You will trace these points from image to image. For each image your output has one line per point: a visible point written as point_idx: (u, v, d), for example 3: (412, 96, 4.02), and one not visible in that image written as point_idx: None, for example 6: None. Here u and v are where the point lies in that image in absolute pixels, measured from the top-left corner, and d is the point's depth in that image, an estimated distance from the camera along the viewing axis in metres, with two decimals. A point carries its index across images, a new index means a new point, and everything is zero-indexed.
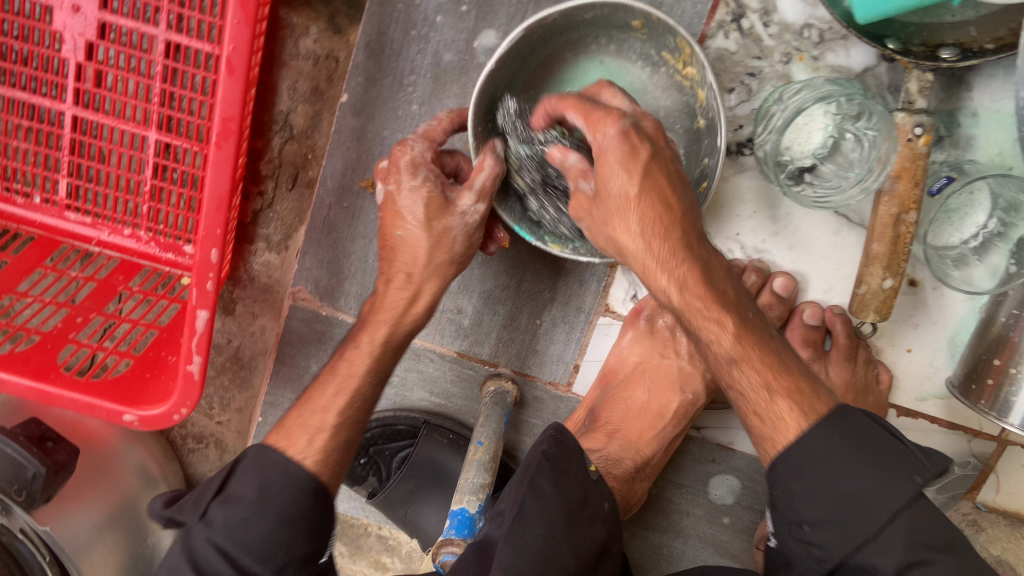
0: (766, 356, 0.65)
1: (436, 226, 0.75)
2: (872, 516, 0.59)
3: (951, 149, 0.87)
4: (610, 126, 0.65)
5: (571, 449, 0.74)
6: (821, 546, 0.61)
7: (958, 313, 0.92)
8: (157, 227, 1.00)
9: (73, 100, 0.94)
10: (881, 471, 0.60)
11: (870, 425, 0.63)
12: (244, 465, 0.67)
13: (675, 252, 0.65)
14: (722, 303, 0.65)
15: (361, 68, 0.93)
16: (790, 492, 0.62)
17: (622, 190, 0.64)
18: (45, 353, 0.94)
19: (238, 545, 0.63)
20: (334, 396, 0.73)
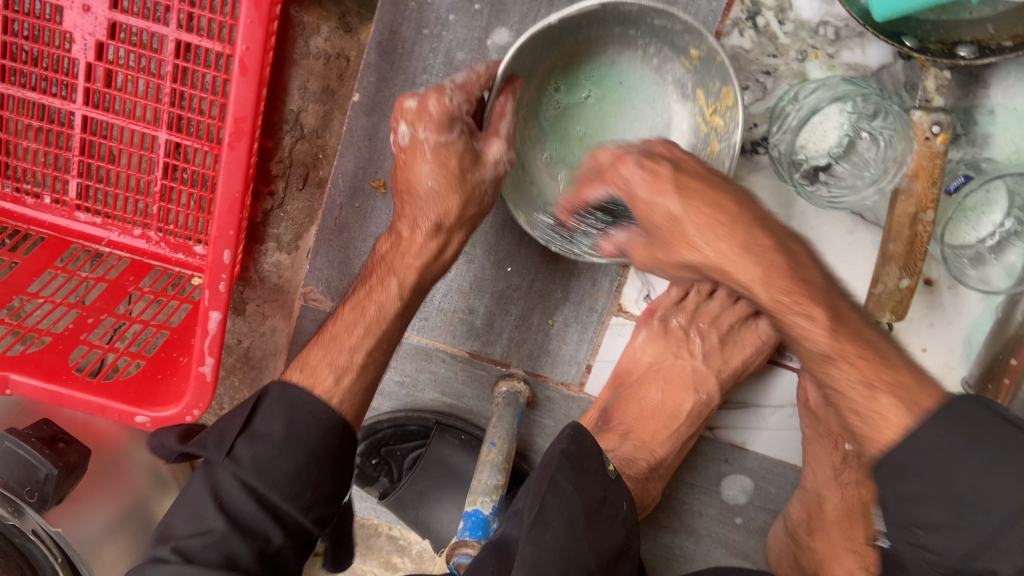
0: (862, 351, 0.66)
1: (469, 179, 0.77)
2: (988, 515, 0.58)
3: (967, 147, 0.86)
4: (627, 163, 0.70)
5: (589, 447, 0.73)
6: (935, 549, 0.61)
7: (973, 313, 0.92)
8: (168, 227, 1.00)
9: (83, 100, 0.94)
10: (978, 461, 0.59)
11: (987, 417, 0.62)
12: (267, 405, 0.73)
13: (740, 254, 0.69)
14: (809, 295, 0.68)
15: (373, 67, 0.92)
16: (898, 495, 0.63)
17: (666, 214, 0.70)
18: (57, 353, 0.93)
19: (265, 482, 0.70)
20: (361, 336, 0.79)
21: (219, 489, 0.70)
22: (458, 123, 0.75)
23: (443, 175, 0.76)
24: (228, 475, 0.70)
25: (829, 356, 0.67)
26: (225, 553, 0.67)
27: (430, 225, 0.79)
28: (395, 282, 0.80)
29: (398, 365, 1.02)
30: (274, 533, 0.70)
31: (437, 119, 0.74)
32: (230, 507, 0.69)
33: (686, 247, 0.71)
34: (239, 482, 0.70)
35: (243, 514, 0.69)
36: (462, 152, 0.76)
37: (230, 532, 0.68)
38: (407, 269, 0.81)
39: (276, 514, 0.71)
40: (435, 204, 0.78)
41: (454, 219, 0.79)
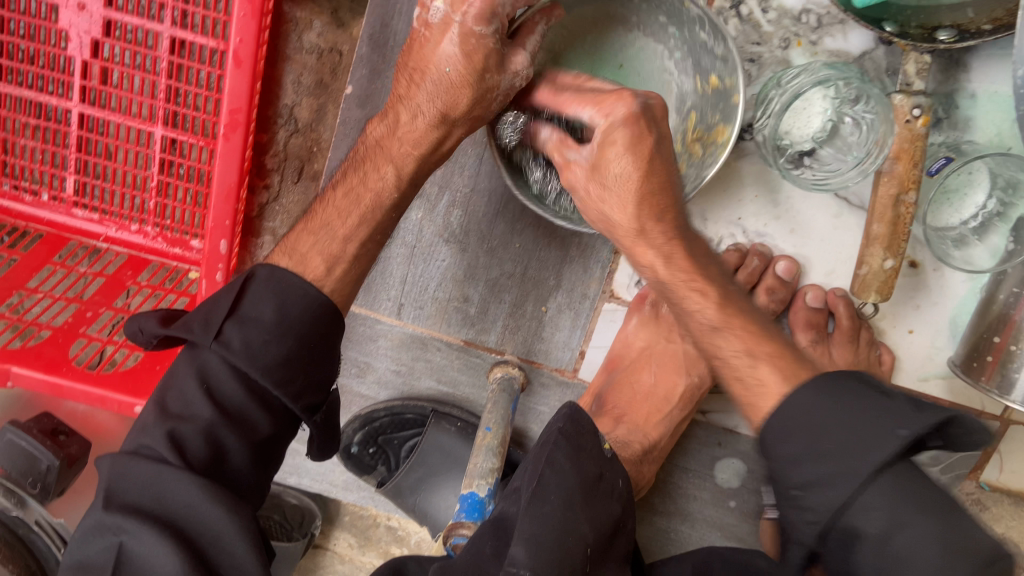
0: (749, 325, 0.69)
1: (487, 80, 0.69)
2: (852, 470, 0.58)
3: (948, 131, 0.88)
4: (620, 105, 0.64)
5: (585, 426, 0.74)
6: (811, 508, 0.60)
7: (958, 294, 0.93)
8: (164, 222, 1.02)
9: (79, 97, 0.95)
10: (868, 426, 0.59)
11: (853, 386, 0.62)
12: (257, 287, 0.70)
13: (658, 237, 0.70)
14: (705, 276, 0.71)
15: (365, 60, 0.94)
16: (780, 457, 0.63)
17: (620, 170, 0.66)
18: (57, 347, 0.95)
19: (257, 367, 0.67)
20: (355, 225, 0.76)
21: (206, 373, 0.67)
22: (497, 19, 0.66)
23: (467, 67, 0.67)
24: (216, 358, 0.67)
25: (718, 329, 0.69)
26: (211, 439, 0.65)
27: (435, 114, 0.72)
28: (392, 171, 0.77)
29: (394, 354, 1.03)
30: (261, 421, 0.68)
31: (477, 7, 0.65)
32: (218, 392, 0.66)
33: (596, 195, 0.69)
34: (228, 366, 0.67)
35: (229, 403, 0.66)
36: (492, 51, 0.67)
37: (218, 421, 0.65)
38: (404, 157, 0.76)
39: (263, 399, 0.68)
40: (444, 94, 0.70)
41: (460, 115, 0.72)
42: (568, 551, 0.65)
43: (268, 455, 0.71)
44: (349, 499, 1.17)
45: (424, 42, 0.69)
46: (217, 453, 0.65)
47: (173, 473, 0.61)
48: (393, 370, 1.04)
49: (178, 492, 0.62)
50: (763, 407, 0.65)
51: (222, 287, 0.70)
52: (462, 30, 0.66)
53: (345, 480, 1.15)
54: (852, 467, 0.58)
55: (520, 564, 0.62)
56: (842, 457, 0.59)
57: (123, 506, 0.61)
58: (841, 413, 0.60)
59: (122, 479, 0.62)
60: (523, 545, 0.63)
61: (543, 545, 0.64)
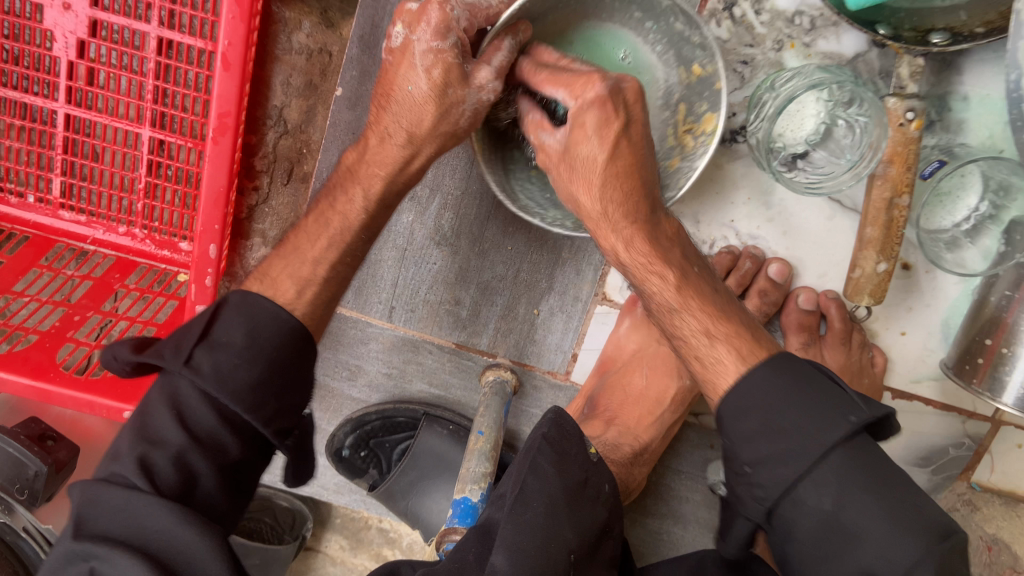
0: (706, 304, 0.70)
1: (449, 94, 0.67)
2: (806, 448, 0.61)
3: (942, 133, 0.89)
4: (589, 89, 0.60)
5: (570, 430, 0.72)
6: (762, 484, 0.63)
7: (950, 296, 0.93)
8: (153, 224, 1.01)
9: (65, 99, 0.94)
10: (819, 410, 0.61)
11: (814, 372, 0.65)
12: (228, 314, 0.68)
13: (624, 215, 0.67)
14: (665, 258, 0.69)
15: (355, 62, 0.93)
16: (735, 435, 0.65)
17: (589, 157, 0.63)
18: (44, 351, 0.93)
19: (226, 391, 0.64)
20: (323, 248, 0.75)
21: (177, 400, 0.65)
22: (455, 35, 0.64)
23: (428, 86, 0.67)
24: (186, 384, 0.65)
25: (677, 310, 0.70)
26: (181, 464, 0.62)
27: (401, 135, 0.72)
28: (361, 195, 0.76)
29: (386, 357, 1.02)
30: (232, 445, 0.66)
31: (432, 24, 0.64)
32: (187, 417, 0.64)
33: (565, 177, 0.67)
34: (199, 391, 0.65)
35: (201, 431, 0.64)
36: (452, 65, 0.65)
37: (188, 446, 0.63)
38: (371, 179, 0.76)
39: (232, 423, 0.66)
40: (412, 115, 0.70)
41: (426, 131, 0.71)
42: (553, 557, 0.62)
43: (241, 480, 0.68)
44: (341, 502, 1.16)
45: (394, 72, 0.69)
46: (187, 478, 0.63)
47: (143, 500, 0.59)
48: (385, 373, 1.03)
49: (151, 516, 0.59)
50: (721, 385, 0.67)
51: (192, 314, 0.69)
52: (427, 50, 0.65)
53: (337, 483, 1.14)
54: (801, 446, 0.61)
55: (501, 571, 0.59)
56: (795, 438, 0.61)
57: (92, 534, 0.59)
58: (797, 397, 0.62)
59: (93, 505, 0.60)
60: (503, 553, 0.61)
61: (523, 551, 0.61)
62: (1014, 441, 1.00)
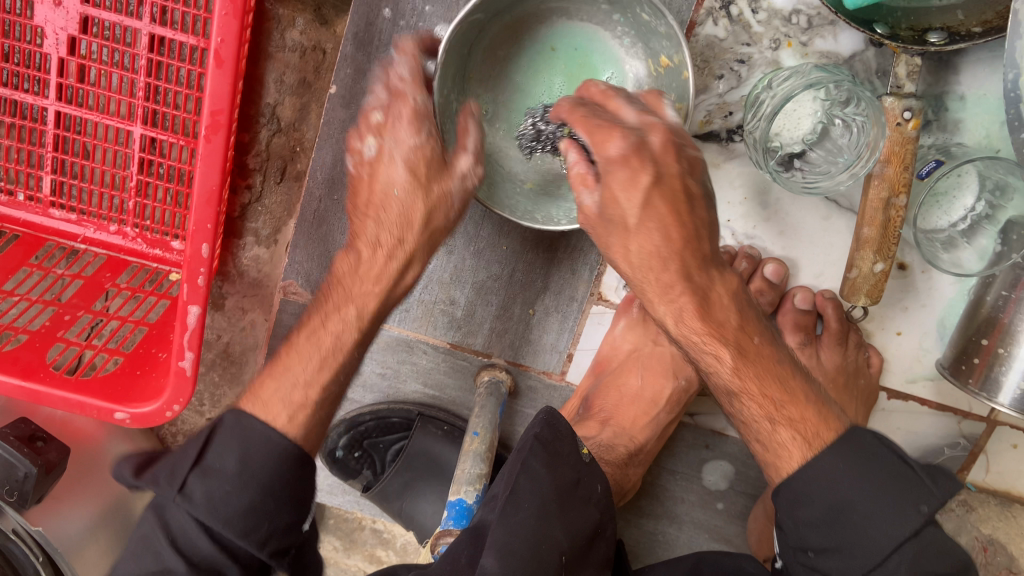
0: (765, 385, 0.71)
1: (435, 190, 0.75)
2: (874, 543, 0.64)
3: (938, 133, 0.88)
4: (615, 143, 0.65)
5: (563, 430, 0.70)
6: (825, 569, 0.67)
7: (946, 296, 0.93)
8: (145, 223, 1.00)
9: (55, 95, 0.92)
10: (890, 500, 0.65)
11: (880, 451, 0.68)
12: (221, 437, 0.65)
13: (664, 292, 0.70)
14: (722, 337, 0.71)
15: (350, 60, 0.92)
16: (796, 519, 0.68)
17: (621, 217, 0.67)
18: (34, 351, 0.93)
19: (218, 521, 0.61)
20: (316, 369, 0.73)
21: (172, 530, 0.62)
22: (427, 128, 0.73)
23: (412, 183, 0.74)
24: (180, 512, 0.62)
25: (736, 391, 0.71)
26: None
27: (392, 242, 0.77)
28: (353, 309, 0.77)
29: (380, 357, 1.02)
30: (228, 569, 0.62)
31: (406, 122, 0.73)
32: (184, 545, 0.62)
33: (601, 234, 0.69)
34: (195, 522, 0.62)
35: (197, 557, 0.61)
36: (431, 159, 0.74)
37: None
38: (366, 296, 0.77)
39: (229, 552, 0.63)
40: (399, 220, 0.76)
41: (415, 238, 0.77)
42: (541, 560, 0.61)
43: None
44: (334, 503, 1.16)
45: (366, 181, 0.76)
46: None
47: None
48: (379, 374, 1.02)
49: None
50: (784, 468, 0.69)
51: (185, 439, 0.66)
52: (402, 153, 0.74)
53: (330, 484, 1.13)
54: (873, 538, 0.64)
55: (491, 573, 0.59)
56: (864, 527, 0.65)
57: None
58: (867, 484, 0.66)
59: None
60: (492, 553, 0.60)
61: (516, 554, 0.60)
62: (1009, 441, 1.00)
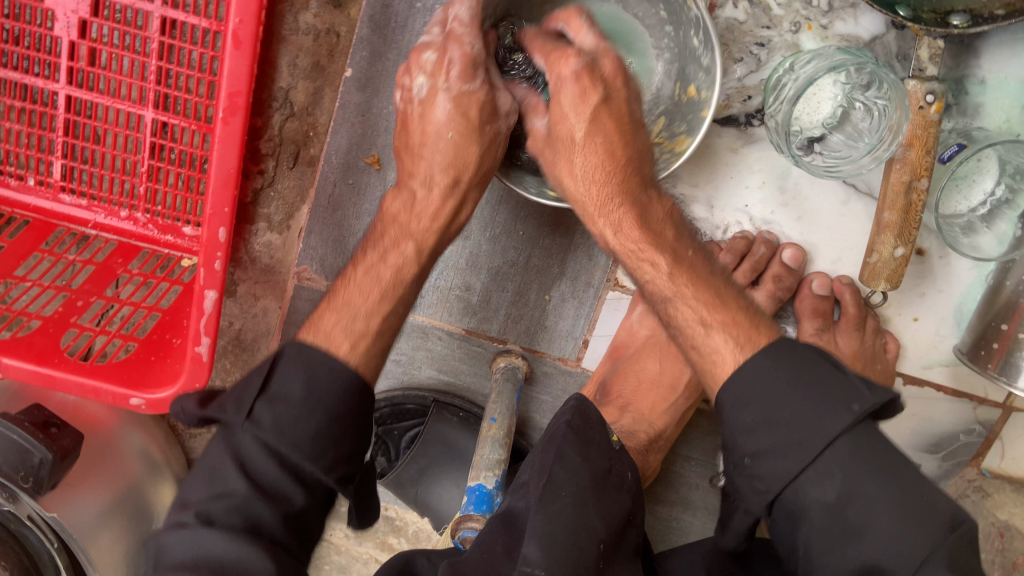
0: (699, 290, 0.68)
1: (487, 131, 0.76)
2: (808, 443, 0.58)
3: (958, 117, 0.87)
4: (566, 65, 0.71)
5: (593, 419, 0.70)
6: (761, 477, 0.59)
7: (964, 281, 0.93)
8: (156, 209, 0.99)
9: (66, 79, 0.91)
10: (821, 399, 0.59)
11: (816, 357, 0.62)
12: (286, 364, 0.64)
13: (603, 207, 0.73)
14: (656, 246, 0.71)
15: (365, 42, 0.92)
16: (736, 425, 0.62)
17: (569, 132, 0.73)
18: (48, 337, 0.92)
19: (288, 443, 0.62)
20: (377, 301, 0.73)
21: (238, 451, 0.61)
22: (479, 73, 0.73)
23: (465, 124, 0.74)
24: (248, 437, 0.62)
25: (670, 298, 0.69)
26: (248, 519, 0.59)
27: (447, 180, 0.76)
28: (412, 245, 0.76)
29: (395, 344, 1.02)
30: (297, 493, 0.62)
31: (460, 65, 0.72)
32: (252, 468, 0.61)
33: (551, 163, 0.76)
34: (261, 445, 0.62)
35: (262, 480, 0.61)
36: (483, 102, 0.74)
37: (253, 498, 0.60)
38: (426, 232, 0.77)
39: (297, 475, 0.63)
40: (455, 160, 0.76)
41: (472, 174, 0.77)
42: (583, 549, 0.61)
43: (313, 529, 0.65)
44: None
45: (414, 122, 0.77)
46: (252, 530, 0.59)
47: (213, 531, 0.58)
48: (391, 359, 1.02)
49: (225, 559, 0.58)
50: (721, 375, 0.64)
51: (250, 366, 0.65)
52: (454, 95, 0.74)
53: None
54: (806, 439, 0.58)
55: (534, 562, 0.58)
56: (797, 428, 0.58)
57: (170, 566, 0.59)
58: (800, 385, 0.60)
59: (167, 544, 0.60)
60: (534, 542, 0.60)
61: (557, 541, 0.60)
62: None
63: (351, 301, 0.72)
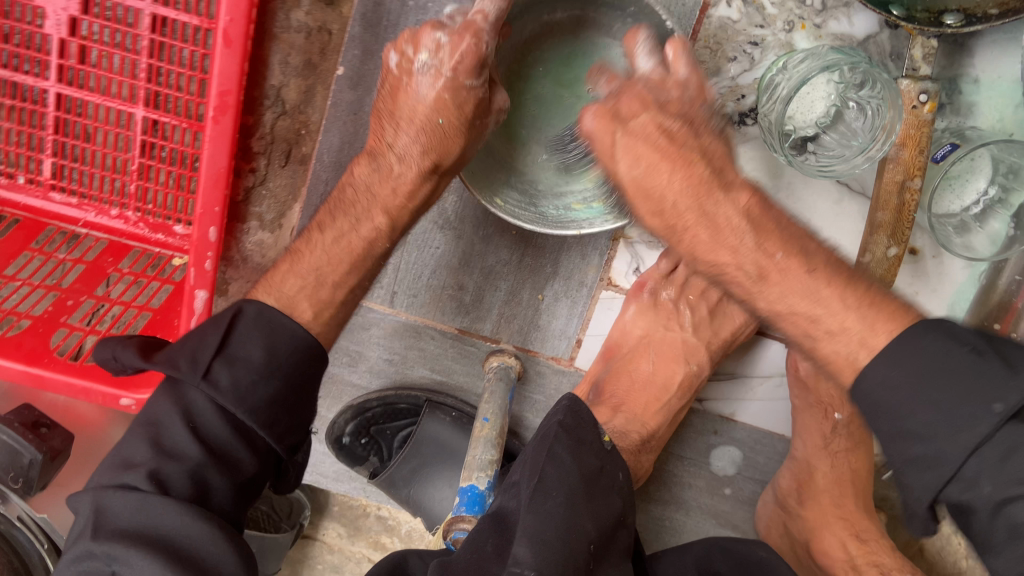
0: (808, 294, 0.66)
1: (476, 125, 0.75)
2: (954, 447, 0.55)
3: (952, 116, 0.87)
4: (585, 112, 0.72)
5: (585, 418, 0.71)
6: (912, 486, 0.58)
7: (957, 281, 0.92)
8: (147, 207, 0.98)
9: (56, 77, 0.91)
10: (954, 400, 0.55)
11: (954, 351, 0.57)
12: (244, 327, 0.69)
13: (676, 222, 0.71)
14: (751, 252, 0.68)
15: (358, 40, 0.94)
16: (888, 434, 0.60)
17: (615, 172, 0.72)
18: (37, 336, 0.92)
19: (244, 408, 0.66)
20: (344, 273, 0.78)
21: (192, 411, 0.66)
22: (485, 71, 0.71)
23: (457, 116, 0.73)
24: (204, 397, 0.66)
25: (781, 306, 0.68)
26: (198, 480, 0.64)
27: (426, 166, 0.77)
28: (382, 215, 0.79)
29: (387, 343, 1.01)
30: (246, 459, 0.68)
31: (468, 63, 0.69)
32: (204, 430, 0.66)
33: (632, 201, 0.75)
34: (215, 403, 0.66)
35: (213, 442, 0.66)
36: (480, 100, 0.73)
37: (205, 462, 0.64)
38: (400, 212, 0.80)
39: (246, 437, 0.68)
40: (435, 145, 0.75)
41: (453, 161, 0.77)
42: (575, 549, 0.60)
43: (246, 493, 0.70)
44: (340, 491, 1.15)
45: (403, 96, 0.74)
46: (202, 493, 0.64)
47: (159, 501, 0.61)
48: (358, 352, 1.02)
49: (175, 526, 0.62)
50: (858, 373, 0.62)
51: (208, 321, 0.68)
52: (452, 83, 0.71)
53: (336, 470, 1.13)
54: (944, 447, 0.55)
55: (525, 564, 0.57)
56: (933, 436, 0.56)
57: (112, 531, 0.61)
58: (926, 387, 0.57)
59: (108, 507, 0.62)
60: (525, 543, 0.59)
61: (547, 542, 0.59)
62: None
63: (319, 268, 0.77)
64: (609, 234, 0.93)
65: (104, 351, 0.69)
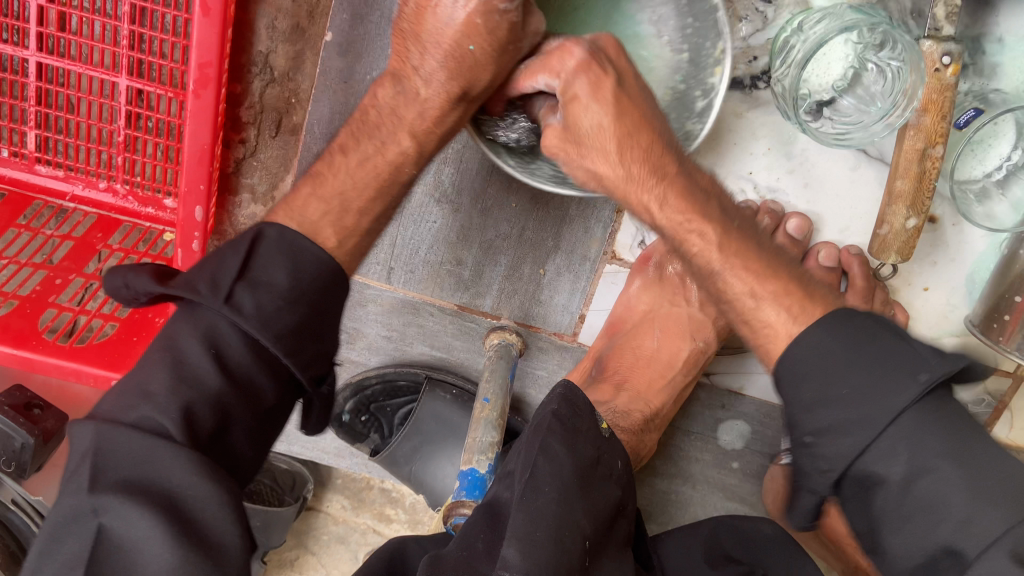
0: (748, 260, 0.66)
1: (508, 48, 0.65)
2: (872, 422, 0.54)
3: (975, 78, 0.82)
4: (566, 58, 0.64)
5: (581, 406, 0.68)
6: (824, 456, 0.57)
7: (976, 250, 0.89)
8: (135, 179, 0.95)
9: (36, 46, 0.86)
10: (884, 369, 0.55)
11: (877, 328, 0.58)
12: (267, 249, 0.65)
13: (643, 179, 0.67)
14: (700, 214, 0.67)
15: (345, 4, 0.86)
16: (808, 404, 0.58)
17: (594, 123, 0.65)
18: (25, 317, 0.88)
19: (269, 334, 0.62)
20: (372, 199, 0.73)
21: (214, 337, 0.61)
22: None
23: (490, 43, 0.64)
24: (225, 322, 0.62)
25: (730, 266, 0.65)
26: (220, 411, 0.60)
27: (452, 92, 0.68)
28: (409, 138, 0.73)
29: (385, 320, 0.99)
30: (267, 388, 0.64)
31: None
32: (226, 356, 0.61)
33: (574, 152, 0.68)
34: (239, 331, 0.62)
35: (236, 367, 0.62)
36: (515, 24, 0.63)
37: (227, 391, 0.60)
38: (429, 137, 0.73)
39: (272, 366, 0.64)
40: (463, 71, 0.66)
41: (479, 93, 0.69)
42: (566, 548, 0.58)
43: (267, 433, 0.67)
44: (343, 466, 1.16)
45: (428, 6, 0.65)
46: (222, 424, 0.61)
47: (170, 450, 0.55)
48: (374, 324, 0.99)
49: (187, 489, 0.55)
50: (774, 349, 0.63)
51: (226, 245, 0.65)
52: (485, 6, 0.62)
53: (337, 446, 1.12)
54: (868, 415, 0.54)
55: (514, 567, 0.55)
56: (859, 404, 0.55)
57: (111, 483, 0.54)
58: (841, 368, 0.56)
59: (112, 451, 0.55)
60: (513, 544, 0.56)
61: (537, 543, 0.57)
62: None
63: (343, 192, 0.72)
64: (611, 205, 0.89)
65: (116, 278, 0.64)
